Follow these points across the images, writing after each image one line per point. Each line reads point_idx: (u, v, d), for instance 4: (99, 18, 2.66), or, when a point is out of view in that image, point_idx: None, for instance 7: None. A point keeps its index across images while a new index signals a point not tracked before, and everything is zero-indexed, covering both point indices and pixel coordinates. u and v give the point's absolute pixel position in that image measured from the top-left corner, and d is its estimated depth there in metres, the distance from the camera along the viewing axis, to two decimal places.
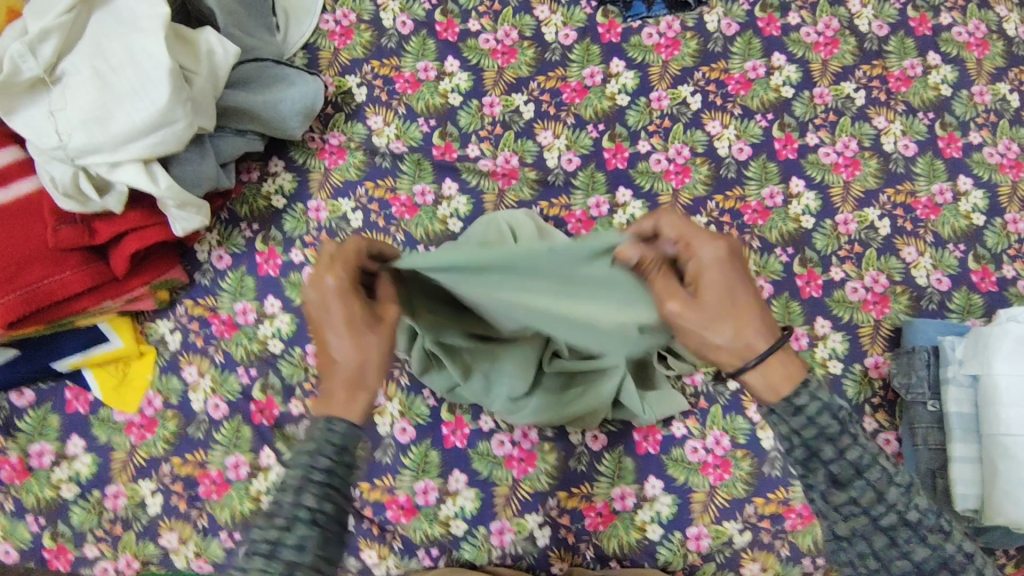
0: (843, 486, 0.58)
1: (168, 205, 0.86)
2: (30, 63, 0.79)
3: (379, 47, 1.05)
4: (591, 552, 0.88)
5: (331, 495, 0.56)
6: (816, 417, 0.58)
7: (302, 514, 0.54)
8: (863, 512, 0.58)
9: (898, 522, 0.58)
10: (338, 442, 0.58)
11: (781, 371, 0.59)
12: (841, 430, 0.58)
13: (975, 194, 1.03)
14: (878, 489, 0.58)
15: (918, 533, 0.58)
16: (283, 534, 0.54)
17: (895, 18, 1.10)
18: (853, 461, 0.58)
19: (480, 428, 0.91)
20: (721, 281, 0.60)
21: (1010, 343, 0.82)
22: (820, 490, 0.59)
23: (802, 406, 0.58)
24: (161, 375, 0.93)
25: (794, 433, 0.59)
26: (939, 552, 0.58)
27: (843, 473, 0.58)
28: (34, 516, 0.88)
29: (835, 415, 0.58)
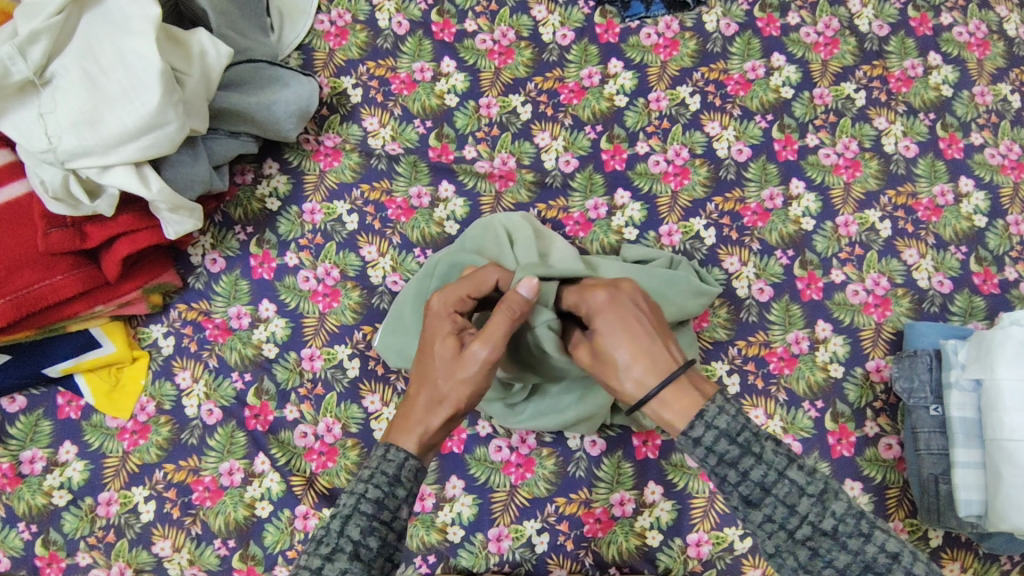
0: (755, 505, 0.57)
1: (160, 208, 0.85)
2: (20, 64, 0.77)
3: (375, 47, 1.04)
4: (590, 559, 0.87)
5: (377, 529, 0.59)
6: (714, 445, 0.58)
7: (345, 545, 0.57)
8: (779, 528, 0.56)
9: (814, 534, 0.56)
10: (390, 473, 0.61)
11: (677, 395, 0.62)
12: (739, 453, 0.57)
13: (976, 196, 1.02)
14: (787, 503, 0.56)
15: (838, 541, 0.55)
16: (325, 564, 0.56)
17: (895, 18, 1.09)
18: (757, 480, 0.57)
19: (478, 433, 0.90)
20: (605, 321, 0.68)
21: (1013, 347, 0.81)
22: (740, 511, 0.58)
23: (698, 437, 0.59)
24: (155, 380, 0.92)
25: (705, 464, 0.59)
26: (861, 557, 0.54)
27: (751, 493, 0.57)
28: (26, 523, 0.87)
29: (734, 440, 0.58)
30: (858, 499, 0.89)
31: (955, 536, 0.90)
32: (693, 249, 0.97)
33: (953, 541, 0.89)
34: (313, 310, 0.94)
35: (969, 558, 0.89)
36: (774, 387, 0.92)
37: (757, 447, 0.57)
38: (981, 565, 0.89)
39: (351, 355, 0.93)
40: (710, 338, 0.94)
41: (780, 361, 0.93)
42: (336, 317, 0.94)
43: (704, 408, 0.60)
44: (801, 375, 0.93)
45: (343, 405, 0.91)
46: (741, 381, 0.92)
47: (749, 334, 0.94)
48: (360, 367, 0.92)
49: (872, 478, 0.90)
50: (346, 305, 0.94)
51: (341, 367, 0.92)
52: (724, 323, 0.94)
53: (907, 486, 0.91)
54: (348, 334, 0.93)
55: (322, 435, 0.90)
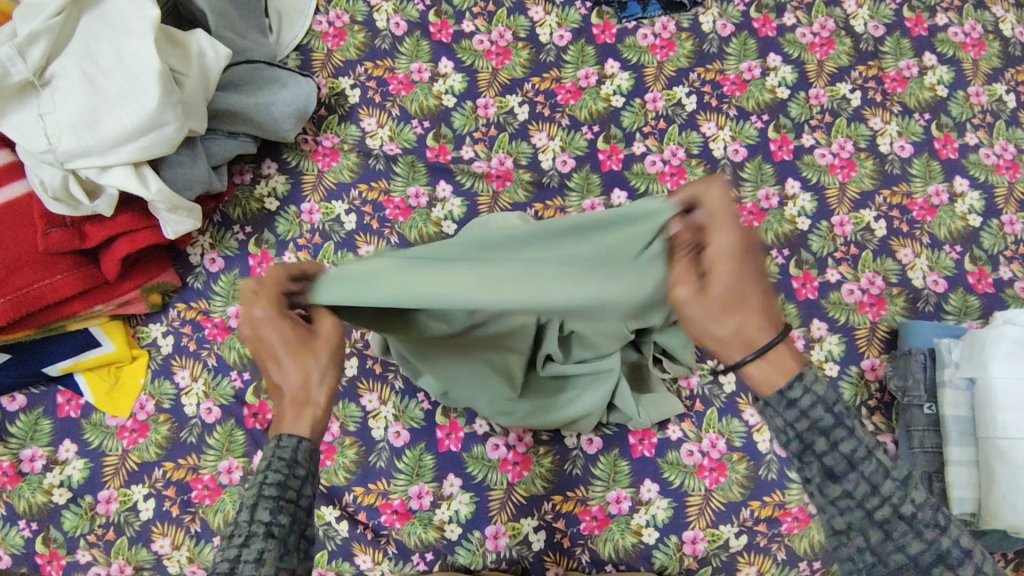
0: (837, 479, 0.54)
1: (159, 208, 0.86)
2: (19, 66, 0.78)
3: (373, 48, 1.05)
4: (586, 556, 0.88)
5: (284, 507, 0.52)
6: (809, 410, 0.55)
7: (255, 528, 0.50)
8: (857, 506, 0.54)
9: (893, 517, 0.53)
10: (290, 455, 0.54)
11: (781, 369, 0.57)
12: (833, 422, 0.54)
13: (971, 196, 1.02)
14: (872, 482, 0.53)
15: (914, 527, 0.53)
16: (239, 552, 0.48)
17: (891, 18, 1.09)
18: (846, 453, 0.54)
19: (475, 431, 0.91)
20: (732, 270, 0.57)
21: (1007, 346, 0.82)
22: (815, 485, 0.56)
23: (795, 399, 0.56)
24: (154, 379, 0.93)
25: (789, 428, 0.56)
26: (936, 546, 0.52)
27: (837, 465, 0.54)
28: (26, 521, 0.88)
29: (831, 409, 0.55)
30: None
31: None
32: None
33: None
34: None
35: None
36: None
37: (851, 420, 0.54)
38: None
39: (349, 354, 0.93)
40: None
41: None
42: None
43: (805, 371, 0.56)
44: None
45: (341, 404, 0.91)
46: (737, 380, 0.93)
47: None
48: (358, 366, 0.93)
49: None
50: None
51: None
52: None
53: None
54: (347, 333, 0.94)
55: None
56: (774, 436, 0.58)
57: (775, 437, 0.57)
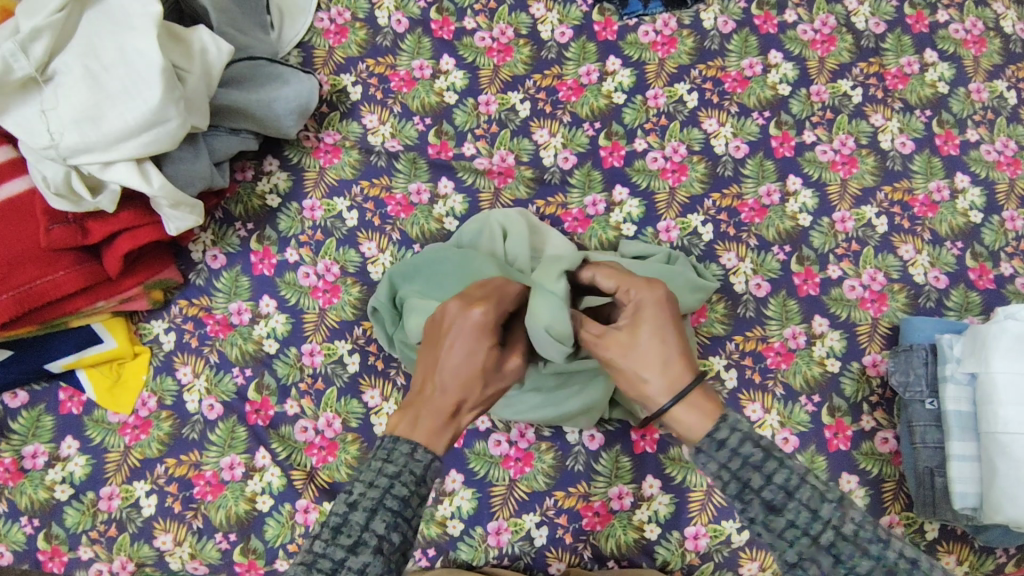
0: (778, 512, 0.57)
1: (161, 204, 0.86)
2: (22, 61, 0.78)
3: (374, 45, 1.05)
4: (588, 552, 0.88)
5: (399, 524, 0.57)
6: (739, 448, 0.58)
7: (369, 539, 0.56)
8: (802, 534, 0.56)
9: (837, 540, 0.55)
10: (418, 471, 0.60)
11: (698, 420, 0.61)
12: (763, 457, 0.58)
13: (972, 192, 1.02)
14: (810, 508, 0.56)
15: (859, 546, 0.55)
16: (347, 556, 0.55)
17: (891, 15, 1.09)
18: (781, 484, 0.57)
19: (477, 427, 0.91)
20: (653, 315, 0.67)
21: (1008, 341, 0.82)
22: (760, 521, 0.57)
23: (723, 440, 0.59)
24: (156, 376, 0.93)
25: (724, 470, 0.59)
26: (883, 561, 0.54)
27: (775, 497, 0.57)
28: (28, 517, 0.88)
29: (756, 443, 0.59)
30: (854, 492, 0.90)
31: (950, 529, 0.90)
32: (690, 245, 0.98)
33: (949, 535, 0.90)
34: (312, 306, 0.95)
35: (964, 551, 0.90)
36: (771, 382, 0.93)
37: (777, 452, 0.58)
38: (977, 558, 0.90)
39: (351, 350, 0.93)
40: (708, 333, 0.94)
41: (776, 356, 0.94)
42: (336, 313, 0.95)
43: (727, 414, 0.61)
44: (798, 370, 0.93)
45: (343, 400, 0.92)
46: (739, 375, 0.93)
47: (745, 329, 0.94)
48: (359, 363, 0.93)
49: (868, 472, 0.91)
50: (346, 301, 0.95)
51: (341, 362, 0.93)
52: (722, 318, 0.95)
53: (902, 479, 0.91)
54: (348, 330, 0.94)
55: (322, 429, 0.91)
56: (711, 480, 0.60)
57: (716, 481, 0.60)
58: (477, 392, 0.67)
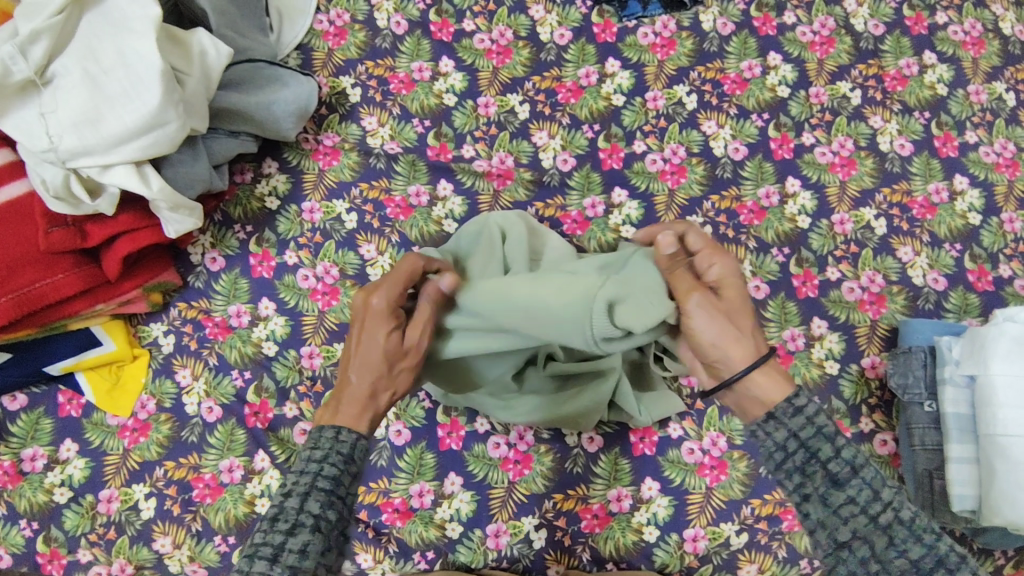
0: (841, 486, 0.58)
1: (160, 207, 0.86)
2: (20, 64, 0.78)
3: (373, 47, 1.05)
4: (587, 555, 0.88)
5: (334, 503, 0.57)
6: (813, 418, 0.61)
7: (306, 520, 0.55)
8: (860, 511, 0.57)
9: (895, 521, 0.56)
10: (344, 450, 0.60)
11: (774, 384, 0.63)
12: (835, 430, 0.60)
13: (971, 194, 1.02)
14: (873, 488, 0.57)
15: (913, 532, 0.55)
16: (286, 539, 0.54)
17: (890, 17, 1.10)
18: (849, 459, 0.58)
19: (476, 430, 0.91)
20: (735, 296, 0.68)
21: (1007, 343, 0.82)
22: (820, 495, 0.59)
23: (801, 407, 0.61)
24: (155, 378, 0.93)
25: (794, 437, 0.61)
26: (935, 550, 0.54)
27: (840, 472, 0.58)
28: (27, 520, 0.88)
29: (831, 419, 0.61)
30: None
31: (949, 531, 0.90)
32: None
33: (947, 537, 0.90)
34: (312, 308, 0.95)
35: (963, 553, 0.90)
36: None
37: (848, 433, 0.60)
38: (975, 559, 0.90)
39: None
40: None
41: (775, 358, 0.94)
42: (335, 315, 0.95)
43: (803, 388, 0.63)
44: (797, 372, 0.93)
45: None
46: None
47: None
48: None
49: None
50: (345, 303, 0.95)
51: None
52: None
53: (901, 481, 0.91)
54: (348, 332, 0.94)
55: None
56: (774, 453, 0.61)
57: (775, 455, 0.61)
58: (388, 378, 0.66)
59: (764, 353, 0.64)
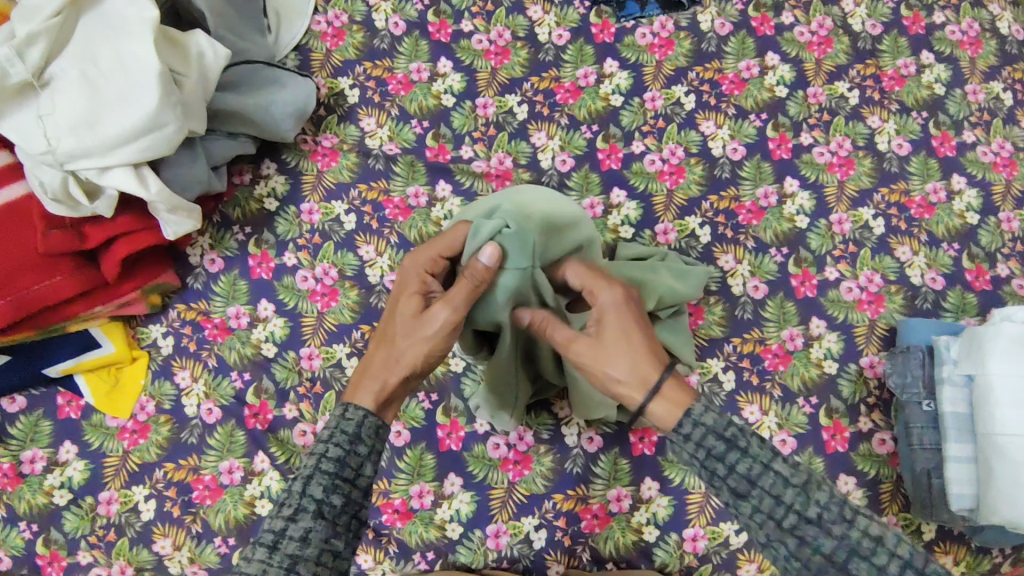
0: (742, 498, 0.57)
1: (158, 209, 0.86)
2: (18, 66, 0.78)
3: (372, 48, 1.05)
4: (587, 555, 0.88)
5: (339, 487, 0.58)
6: (702, 440, 0.59)
7: (308, 505, 0.56)
8: (767, 518, 0.56)
9: (800, 522, 0.54)
10: (351, 431, 0.61)
11: (667, 407, 0.63)
12: (725, 448, 0.58)
13: (968, 193, 1.03)
14: (773, 494, 0.56)
15: (822, 528, 0.54)
16: (288, 525, 0.55)
17: (888, 17, 1.10)
18: (743, 473, 0.57)
19: (476, 430, 0.91)
20: (617, 322, 0.67)
21: (1004, 343, 0.82)
22: (732, 506, 0.58)
23: (687, 434, 0.60)
24: (154, 380, 0.93)
25: (694, 459, 0.60)
26: (846, 542, 0.53)
27: (739, 485, 0.57)
28: (27, 522, 0.88)
29: (721, 434, 0.59)
30: (852, 494, 0.90)
31: (948, 530, 0.91)
32: (688, 247, 0.98)
33: (946, 535, 0.90)
34: (311, 310, 0.95)
35: (962, 552, 0.90)
36: (769, 384, 0.93)
37: (742, 440, 0.58)
38: (974, 558, 0.90)
39: (350, 354, 0.93)
40: (706, 335, 0.94)
41: (774, 357, 0.94)
42: (334, 317, 0.94)
43: (692, 407, 0.61)
44: (795, 372, 0.94)
45: None
46: (737, 378, 0.93)
47: (743, 331, 0.95)
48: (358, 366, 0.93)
49: (866, 473, 0.91)
50: (344, 304, 0.95)
51: (340, 366, 0.93)
52: (719, 320, 0.95)
53: (900, 481, 0.91)
54: (346, 333, 0.94)
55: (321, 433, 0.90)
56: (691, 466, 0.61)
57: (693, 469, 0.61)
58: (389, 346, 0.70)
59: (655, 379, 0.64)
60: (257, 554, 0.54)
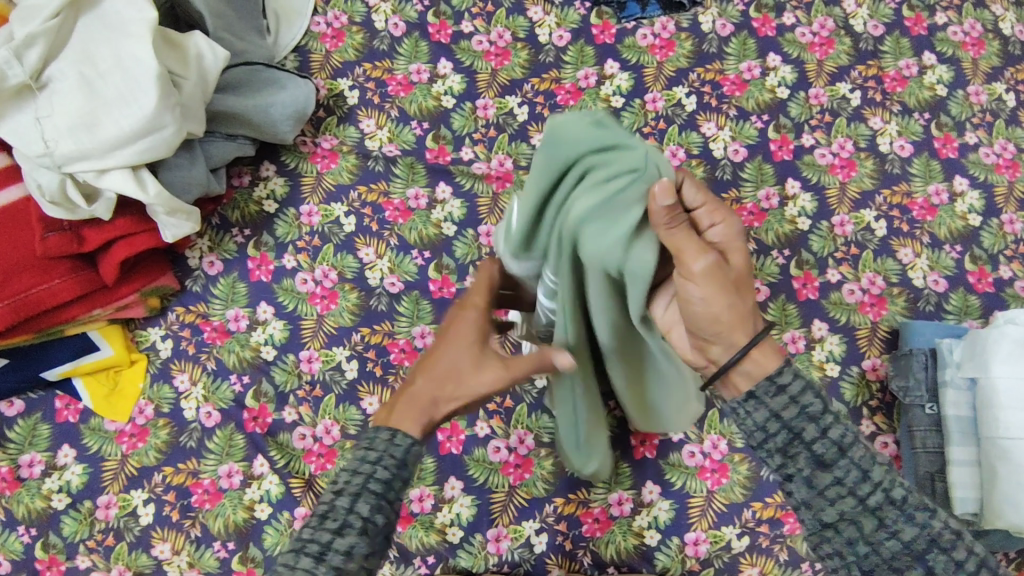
0: (827, 468, 0.55)
1: (157, 211, 0.85)
2: (16, 69, 0.77)
3: (371, 49, 1.04)
4: (589, 559, 0.87)
5: (383, 506, 0.57)
6: (799, 396, 0.55)
7: (354, 521, 0.56)
8: (848, 493, 0.54)
9: (885, 503, 0.53)
10: (399, 455, 0.59)
11: (765, 355, 0.57)
12: (822, 408, 0.55)
13: (971, 195, 1.02)
14: (862, 469, 0.54)
15: (905, 513, 0.53)
16: (333, 539, 0.55)
17: (890, 18, 1.09)
18: (835, 439, 0.54)
19: (476, 434, 0.90)
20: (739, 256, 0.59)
21: (1008, 346, 0.82)
22: (804, 476, 0.55)
23: (784, 385, 0.55)
24: (153, 383, 0.92)
25: (777, 416, 0.56)
26: (928, 530, 0.52)
27: (825, 453, 0.54)
28: (25, 526, 0.87)
29: (818, 395, 0.55)
30: None
31: None
32: None
33: None
34: (310, 313, 0.94)
35: None
36: None
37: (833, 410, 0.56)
38: None
39: (350, 357, 0.93)
40: None
41: None
42: (334, 319, 0.94)
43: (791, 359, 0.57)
44: None
45: (342, 407, 0.91)
46: None
47: None
48: (358, 369, 0.92)
49: None
50: (344, 307, 0.94)
51: (340, 369, 0.92)
52: None
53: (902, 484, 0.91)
54: (346, 336, 0.93)
55: (321, 436, 0.90)
56: (753, 433, 0.57)
57: (756, 433, 0.57)
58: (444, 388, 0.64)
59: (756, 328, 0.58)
60: (302, 564, 0.54)
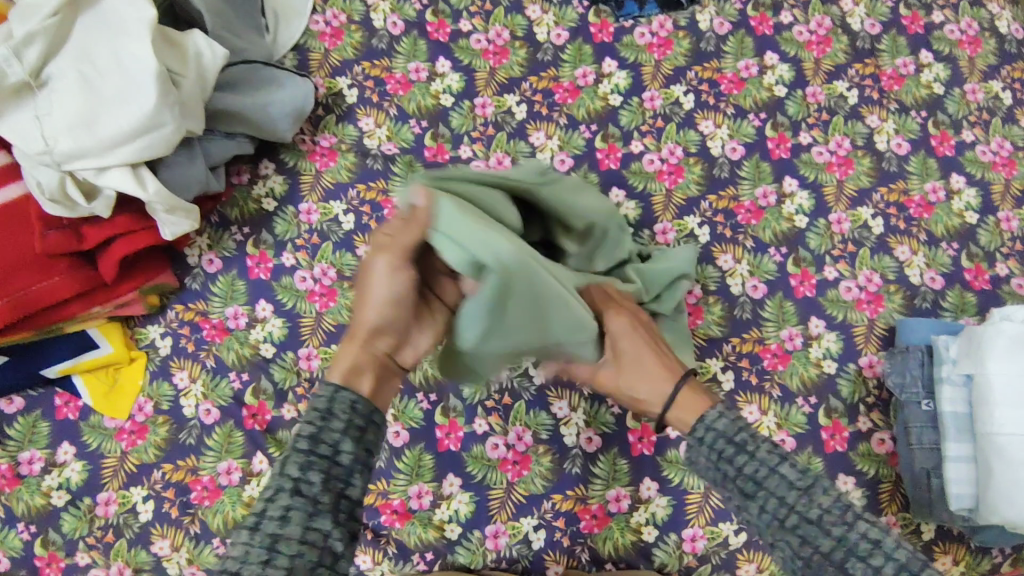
0: (751, 497, 0.59)
1: (156, 209, 0.85)
2: (16, 67, 0.78)
3: (370, 48, 1.05)
4: (586, 555, 0.88)
5: (315, 463, 0.55)
6: (714, 443, 0.63)
7: (284, 484, 0.54)
8: (772, 516, 0.58)
9: (801, 522, 0.56)
10: (322, 407, 0.59)
11: (688, 407, 0.70)
12: (733, 451, 0.61)
13: (967, 193, 1.03)
14: (779, 495, 0.58)
15: (822, 528, 0.55)
16: (266, 506, 0.53)
17: (887, 16, 1.10)
18: (750, 474, 0.60)
19: (475, 431, 0.91)
20: (628, 342, 0.75)
21: (1004, 343, 0.82)
22: (742, 500, 0.60)
23: (702, 436, 0.65)
24: (152, 380, 0.93)
25: (709, 460, 0.63)
26: (845, 542, 0.54)
27: (747, 485, 0.60)
28: (25, 523, 0.87)
29: (730, 439, 0.63)
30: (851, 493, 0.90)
31: (947, 529, 0.91)
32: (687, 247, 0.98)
33: (945, 535, 0.91)
34: (309, 310, 0.95)
35: (961, 551, 0.90)
36: (768, 383, 0.93)
37: (750, 445, 0.61)
38: (973, 558, 0.90)
39: None
40: (705, 335, 0.94)
41: (773, 357, 0.94)
42: (332, 317, 0.94)
43: (707, 413, 0.66)
44: (794, 371, 0.93)
45: None
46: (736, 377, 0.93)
47: (742, 331, 0.95)
48: None
49: (865, 473, 0.91)
50: (343, 304, 0.95)
51: None
52: (718, 320, 0.95)
53: (899, 481, 0.91)
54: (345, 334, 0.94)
55: None
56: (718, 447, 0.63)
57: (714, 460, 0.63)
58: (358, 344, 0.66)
59: (671, 393, 0.71)
60: (240, 538, 0.52)
